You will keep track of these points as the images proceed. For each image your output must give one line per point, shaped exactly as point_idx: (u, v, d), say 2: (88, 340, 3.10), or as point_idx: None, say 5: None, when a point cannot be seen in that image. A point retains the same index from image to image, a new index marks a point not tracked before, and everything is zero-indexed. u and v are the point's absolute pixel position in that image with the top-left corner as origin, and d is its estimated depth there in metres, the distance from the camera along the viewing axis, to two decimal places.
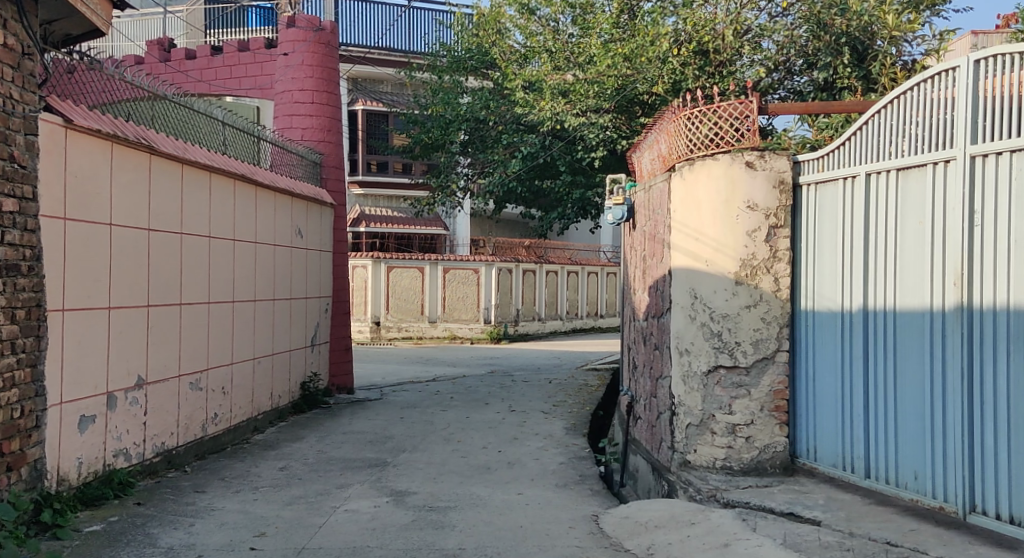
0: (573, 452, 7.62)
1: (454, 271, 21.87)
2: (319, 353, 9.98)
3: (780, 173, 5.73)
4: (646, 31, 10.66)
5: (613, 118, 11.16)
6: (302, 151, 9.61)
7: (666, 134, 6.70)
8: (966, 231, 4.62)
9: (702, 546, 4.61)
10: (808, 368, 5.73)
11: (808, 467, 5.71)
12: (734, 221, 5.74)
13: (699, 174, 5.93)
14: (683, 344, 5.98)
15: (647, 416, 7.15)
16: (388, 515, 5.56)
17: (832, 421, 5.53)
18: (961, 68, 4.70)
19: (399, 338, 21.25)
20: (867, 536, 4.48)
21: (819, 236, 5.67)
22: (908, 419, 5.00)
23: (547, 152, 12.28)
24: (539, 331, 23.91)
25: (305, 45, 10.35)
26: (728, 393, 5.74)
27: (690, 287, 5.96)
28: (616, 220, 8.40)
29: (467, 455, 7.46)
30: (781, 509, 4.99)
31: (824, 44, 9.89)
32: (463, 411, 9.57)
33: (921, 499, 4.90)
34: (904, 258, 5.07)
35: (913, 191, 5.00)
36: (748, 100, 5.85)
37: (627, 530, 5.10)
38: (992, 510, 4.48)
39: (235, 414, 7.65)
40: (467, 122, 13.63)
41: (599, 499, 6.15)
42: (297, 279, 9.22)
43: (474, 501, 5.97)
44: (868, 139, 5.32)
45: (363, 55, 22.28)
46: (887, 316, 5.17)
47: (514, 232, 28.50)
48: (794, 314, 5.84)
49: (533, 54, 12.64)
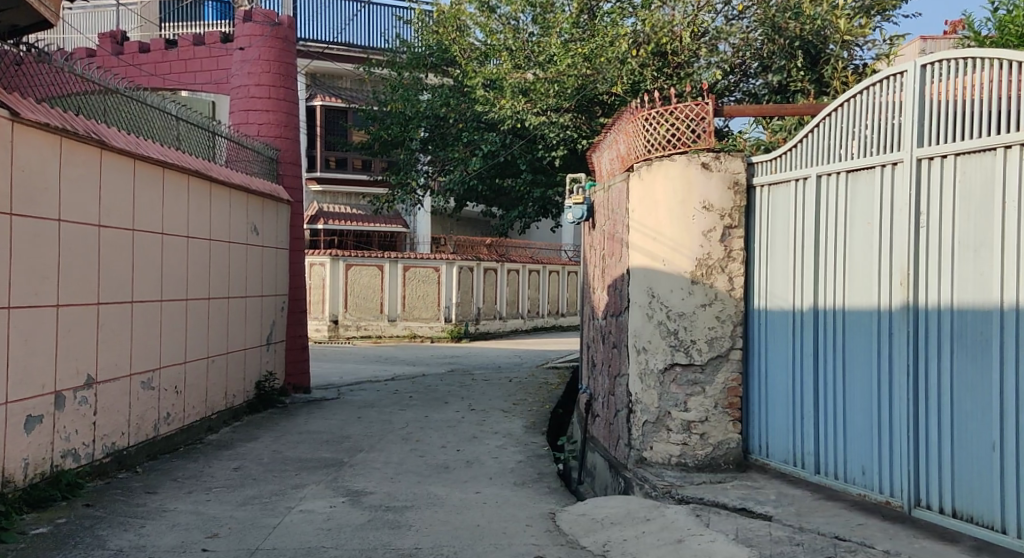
0: (531, 451, 7.65)
1: (414, 269, 21.81)
2: (275, 352, 9.89)
3: (735, 174, 5.83)
4: (606, 32, 10.76)
5: (572, 118, 11.22)
6: (258, 147, 9.51)
7: (624, 135, 6.76)
8: (912, 233, 4.70)
9: (657, 542, 4.64)
10: (762, 366, 5.84)
11: (761, 463, 5.82)
12: (689, 221, 5.82)
13: (657, 175, 5.98)
14: (640, 342, 6.02)
15: (604, 414, 7.22)
16: (343, 515, 5.53)
17: (783, 418, 5.63)
18: (909, 73, 4.78)
19: (357, 337, 21.09)
20: (816, 530, 4.56)
21: (772, 237, 5.77)
22: (857, 415, 5.10)
23: (507, 150, 12.27)
24: (501, 331, 23.90)
25: (262, 40, 10.22)
26: (683, 390, 5.82)
27: (648, 286, 5.99)
28: (576, 220, 8.48)
29: (425, 454, 7.45)
30: (734, 505, 5.06)
31: (778, 48, 10.09)
32: (422, 411, 9.52)
33: (869, 494, 5.00)
34: (854, 257, 5.17)
35: (862, 192, 5.10)
36: (705, 102, 5.89)
37: (582, 527, 5.12)
38: (936, 504, 4.57)
39: (188, 414, 7.53)
40: (427, 120, 13.66)
41: (555, 497, 6.18)
42: (252, 276, 9.12)
43: (431, 501, 5.96)
44: (819, 141, 5.42)
45: (322, 51, 21.99)
46: (837, 315, 5.26)
47: (475, 231, 28.56)
48: (746, 313, 5.95)
49: (493, 53, 12.66)
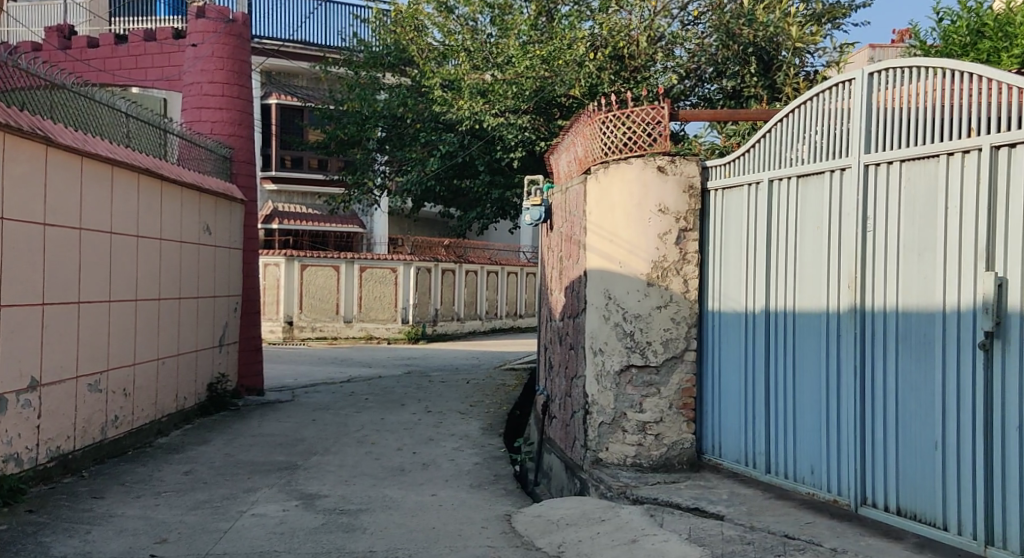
0: (487, 452, 7.65)
1: (371, 270, 21.67)
2: (228, 354, 9.76)
3: (689, 178, 5.90)
4: (564, 35, 10.79)
5: (531, 119, 11.22)
6: (211, 145, 9.38)
7: (582, 137, 6.79)
8: (860, 236, 4.79)
9: (611, 543, 4.67)
10: (715, 367, 5.91)
11: (714, 463, 5.89)
12: (645, 223, 5.86)
13: (614, 177, 6.03)
14: (597, 343, 6.07)
15: (561, 415, 7.24)
16: (296, 519, 5.47)
17: (735, 419, 5.71)
18: (857, 80, 4.87)
19: (313, 338, 20.94)
20: (766, 529, 4.61)
21: (726, 240, 5.85)
22: (807, 416, 5.19)
23: (465, 151, 12.27)
24: (458, 332, 23.86)
25: (215, 37, 10.10)
26: (639, 391, 5.86)
27: (604, 287, 6.04)
28: (533, 221, 8.50)
29: (380, 457, 7.40)
30: (687, 505, 5.11)
31: (732, 53, 10.28)
32: (378, 413, 9.47)
33: (817, 493, 5.09)
34: (804, 260, 5.26)
35: (811, 197, 5.18)
36: (660, 106, 5.90)
37: (538, 529, 5.12)
38: (882, 502, 4.66)
39: (136, 417, 7.40)
40: (384, 119, 13.60)
41: (510, 499, 6.18)
42: (205, 276, 8.98)
43: (386, 504, 5.93)
44: (771, 146, 5.51)
45: (277, 48, 21.81)
46: (787, 317, 5.35)
47: (434, 231, 28.50)
48: (701, 315, 6.02)
49: (451, 53, 12.64)
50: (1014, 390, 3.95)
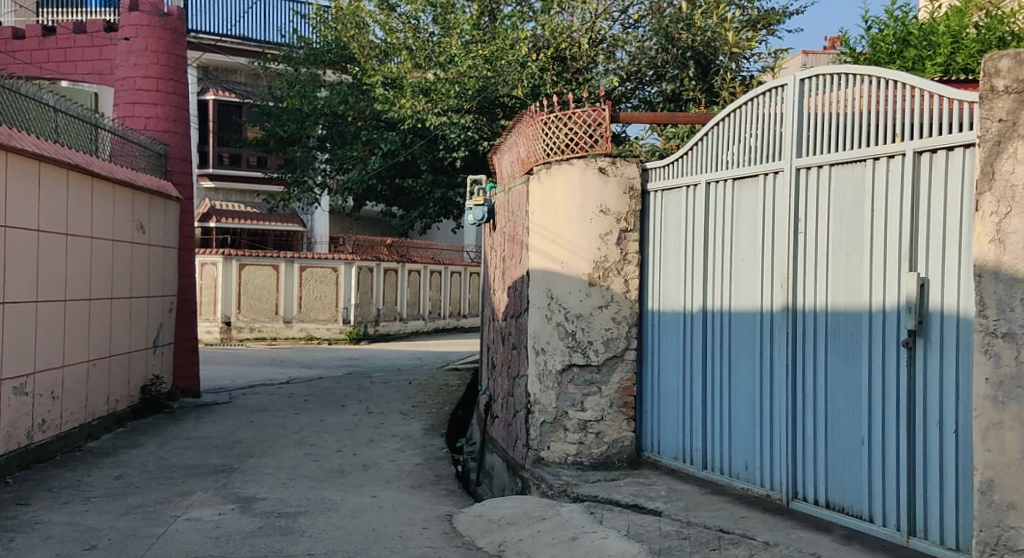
0: (429, 453, 7.62)
1: (311, 269, 21.41)
2: (162, 355, 9.55)
3: (630, 179, 5.96)
4: (506, 35, 10.80)
5: (474, 119, 11.15)
6: (145, 142, 9.17)
7: (524, 137, 6.82)
8: (791, 237, 4.90)
9: (551, 541, 4.69)
10: (655, 366, 5.99)
11: (653, 460, 5.97)
12: (586, 224, 5.91)
13: (556, 178, 6.08)
14: (539, 343, 6.11)
15: (503, 415, 7.27)
16: (232, 523, 5.38)
17: (673, 416, 5.79)
18: (789, 87, 4.98)
19: (251, 338, 20.59)
20: (702, 524, 4.69)
21: (665, 241, 5.93)
22: (741, 412, 5.29)
23: (407, 150, 12.21)
24: (400, 332, 23.70)
25: (149, 30, 9.85)
26: (580, 391, 5.91)
27: (547, 287, 6.08)
28: (477, 221, 8.51)
29: (319, 459, 7.32)
30: (626, 502, 5.16)
31: (671, 57, 10.43)
32: (318, 414, 9.36)
33: (751, 488, 5.19)
34: (739, 261, 5.36)
35: (746, 199, 5.29)
36: (600, 107, 5.94)
37: (479, 529, 5.12)
38: (812, 496, 4.78)
39: (65, 421, 7.18)
40: (325, 117, 13.44)
41: (451, 499, 6.18)
42: (138, 275, 8.77)
43: (325, 506, 5.87)
44: (709, 149, 5.60)
45: (214, 43, 21.41)
46: (723, 316, 5.45)
47: (376, 230, 28.35)
48: (641, 314, 6.09)
49: (393, 51, 12.55)
50: (934, 387, 4.08)
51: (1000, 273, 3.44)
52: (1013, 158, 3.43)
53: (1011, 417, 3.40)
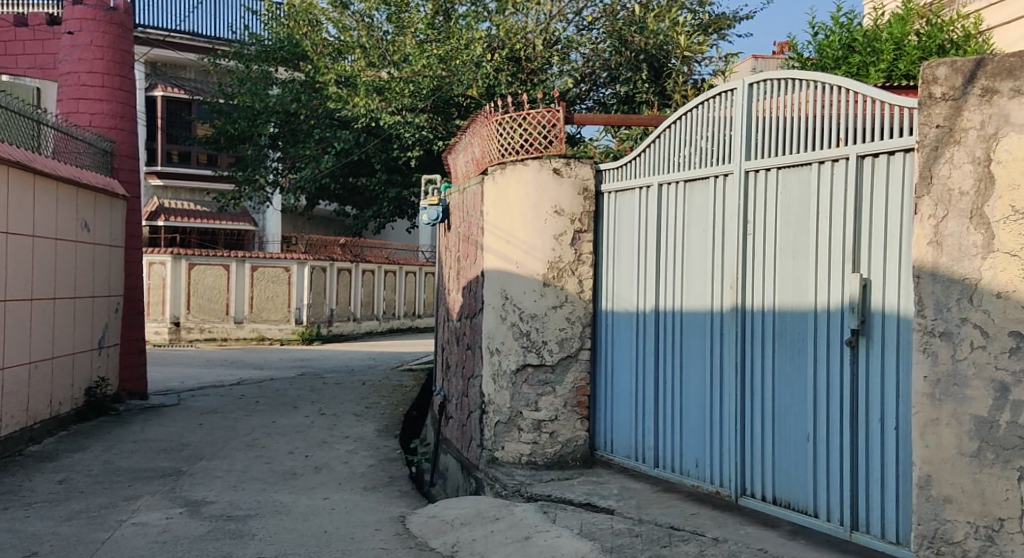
0: (382, 454, 7.58)
1: (263, 270, 21.19)
2: (109, 356, 9.36)
3: (584, 180, 6.00)
4: (461, 35, 10.80)
5: (428, 118, 11.12)
6: (90, 138, 8.98)
7: (478, 138, 6.82)
8: (741, 239, 4.97)
9: (504, 540, 4.70)
10: (608, 365, 6.04)
11: (605, 459, 6.01)
12: (541, 224, 5.93)
13: (510, 179, 6.10)
14: (494, 343, 6.13)
15: (457, 415, 7.27)
16: (180, 527, 5.29)
17: (626, 415, 5.84)
18: (738, 91, 5.04)
19: (201, 339, 20.25)
20: (654, 522, 4.74)
21: (618, 242, 5.98)
22: (692, 410, 5.36)
23: (361, 149, 12.15)
24: (354, 332, 23.51)
25: (94, 24, 9.65)
26: (535, 391, 5.94)
27: (501, 288, 6.10)
28: (431, 220, 8.48)
29: (271, 461, 7.23)
30: (579, 500, 5.19)
31: (625, 60, 10.52)
32: (269, 416, 9.25)
33: (701, 485, 5.26)
34: (690, 261, 5.42)
35: (697, 200, 5.36)
36: (554, 108, 5.98)
37: (432, 529, 5.10)
38: (759, 492, 4.85)
39: (5, 425, 7.00)
40: (276, 115, 13.33)
41: (405, 500, 6.15)
42: (82, 275, 8.59)
43: (276, 508, 5.81)
44: (661, 151, 5.66)
45: (162, 38, 21.13)
46: (674, 316, 5.51)
47: (329, 230, 28.14)
48: (595, 314, 6.13)
49: (346, 49, 12.44)
50: (876, 385, 4.17)
51: (937, 274, 3.51)
52: (950, 163, 3.49)
53: (947, 414, 3.48)
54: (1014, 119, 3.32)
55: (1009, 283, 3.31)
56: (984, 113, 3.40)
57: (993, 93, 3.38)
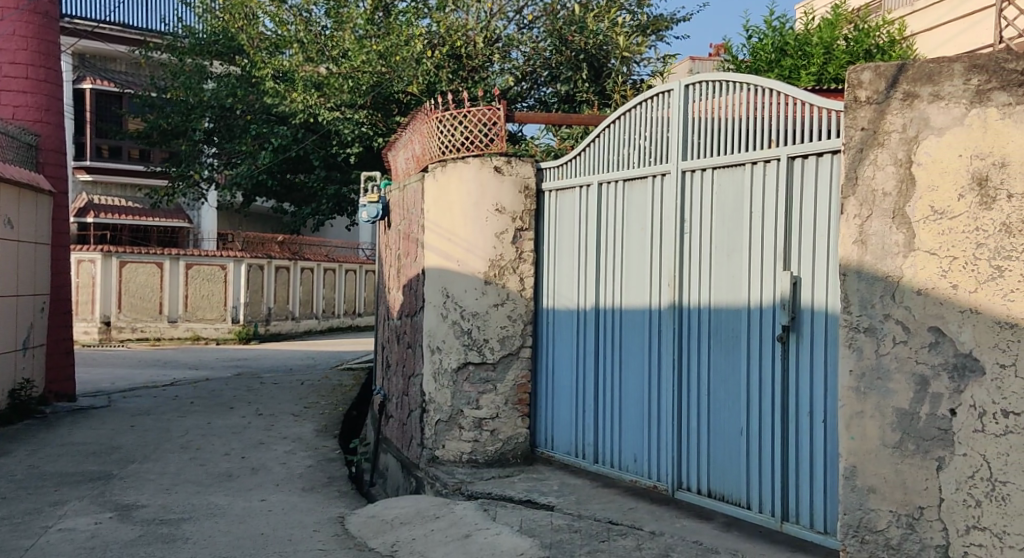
0: (321, 454, 7.50)
1: (198, 267, 20.75)
2: (34, 357, 9.08)
3: (525, 179, 6.03)
4: (401, 31, 10.71)
5: (368, 115, 11.06)
6: (12, 132, 8.70)
7: (419, 134, 6.79)
8: (678, 237, 5.04)
9: (444, 538, 4.69)
10: (549, 362, 6.07)
11: (546, 455, 6.05)
12: (482, 223, 5.94)
13: (451, 177, 6.07)
14: (435, 342, 6.09)
15: (397, 415, 7.24)
16: (109, 531, 5.15)
17: (567, 412, 5.88)
18: (675, 92, 5.10)
19: (133, 339, 19.77)
20: (593, 517, 4.77)
21: (559, 241, 6.01)
22: (631, 406, 5.41)
23: (299, 145, 11.99)
24: (294, 331, 23.19)
25: (16, 14, 9.20)
26: (476, 389, 5.94)
27: (442, 286, 6.07)
28: (371, 218, 8.40)
29: (206, 463, 7.09)
30: (520, 497, 5.21)
31: (565, 59, 10.58)
32: (205, 417, 9.07)
33: (639, 480, 5.32)
34: (629, 259, 5.47)
35: (636, 199, 5.41)
36: (495, 106, 5.97)
37: (371, 529, 5.06)
38: (695, 486, 4.93)
39: None
40: (212, 110, 13.16)
41: (344, 500, 6.09)
42: (5, 273, 8.31)
43: (211, 511, 5.70)
44: (601, 151, 5.71)
45: (91, 30, 20.57)
46: (614, 314, 5.56)
47: (267, 227, 27.72)
48: (536, 312, 6.16)
49: (284, 44, 12.23)
50: (806, 380, 4.28)
51: (862, 272, 3.60)
52: (874, 165, 3.58)
53: (871, 406, 3.57)
54: (933, 123, 3.43)
55: (928, 280, 3.42)
56: (906, 116, 3.49)
57: (913, 97, 3.47)
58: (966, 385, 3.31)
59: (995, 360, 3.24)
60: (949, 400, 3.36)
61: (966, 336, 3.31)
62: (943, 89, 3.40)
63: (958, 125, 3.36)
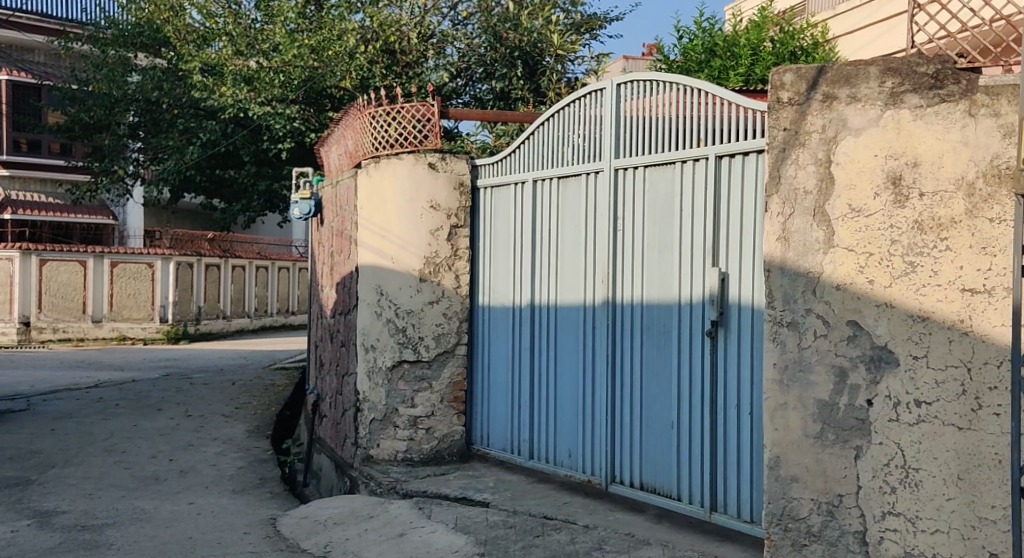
0: (253, 455, 7.38)
1: (124, 266, 20.23)
2: None
3: (460, 175, 6.03)
4: (333, 25, 10.59)
5: (300, 110, 10.95)
6: None
7: (351, 131, 6.74)
8: (612, 234, 5.11)
9: (378, 538, 4.67)
10: (485, 360, 6.08)
11: (482, 452, 6.07)
12: (416, 220, 5.93)
13: (385, 174, 6.05)
14: (368, 340, 6.08)
15: (330, 414, 7.18)
16: (27, 539, 4.99)
17: (502, 409, 5.91)
18: (607, 91, 5.16)
19: (54, 340, 19.11)
20: (527, 512, 4.80)
21: (494, 238, 6.03)
22: (566, 402, 5.46)
23: (228, 140, 11.78)
24: (225, 330, 22.73)
25: None
26: (411, 387, 5.93)
27: (376, 283, 6.05)
28: (303, 215, 8.27)
29: (131, 466, 6.92)
30: (455, 495, 5.21)
31: (500, 56, 10.59)
32: (130, 419, 8.85)
33: (574, 475, 5.37)
34: (564, 256, 5.52)
35: (570, 197, 5.47)
36: (429, 103, 5.97)
37: (304, 530, 5.01)
38: (628, 479, 5.00)
39: None
40: (136, 103, 12.90)
41: (276, 502, 6.01)
42: None
43: (137, 515, 5.56)
44: (536, 148, 5.75)
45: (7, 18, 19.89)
46: (549, 310, 5.61)
47: (196, 224, 27.10)
48: (471, 309, 6.17)
49: (212, 36, 11.96)
50: (733, 373, 4.38)
51: (785, 269, 3.70)
52: (796, 164, 3.68)
53: (794, 398, 3.68)
54: (851, 124, 3.54)
55: (847, 276, 3.53)
56: (825, 117, 3.60)
57: (833, 99, 3.58)
58: (881, 376, 3.45)
59: (909, 352, 3.37)
60: (866, 391, 3.48)
61: (882, 329, 3.44)
62: (860, 91, 3.51)
63: (874, 126, 3.48)
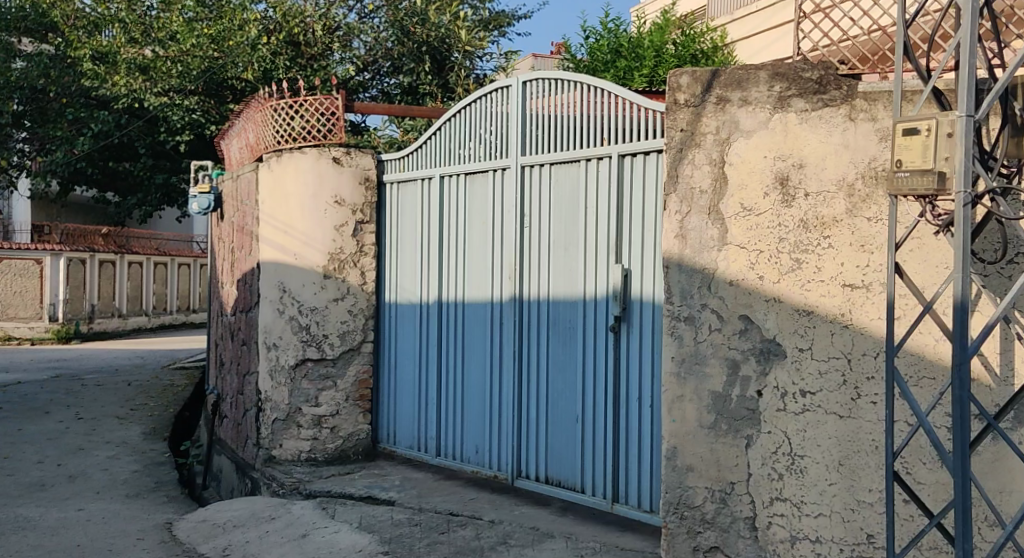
0: (148, 459, 7.14)
1: (10, 262, 19.35)
2: None
3: (365, 170, 5.98)
4: (234, 14, 10.44)
5: (199, 101, 10.71)
6: None
7: (252, 123, 6.60)
8: (518, 231, 5.16)
9: (280, 539, 4.60)
10: (392, 358, 6.04)
11: (388, 450, 6.03)
12: (321, 215, 5.85)
13: (288, 168, 5.96)
14: (271, 338, 5.98)
15: (231, 413, 7.02)
16: None
17: (409, 405, 5.89)
18: (513, 88, 5.20)
19: None
20: (433, 510, 4.80)
21: (401, 234, 6.00)
22: (473, 398, 5.49)
23: (122, 131, 11.35)
24: (121, 329, 21.85)
25: None
26: (315, 386, 5.86)
27: (279, 281, 5.96)
28: (202, 209, 8.05)
29: (15, 473, 6.60)
30: (360, 494, 5.17)
31: (407, 51, 10.45)
32: (15, 423, 8.43)
33: (481, 470, 5.41)
34: (470, 252, 5.54)
35: (477, 193, 5.49)
36: (333, 96, 5.90)
37: (202, 533, 4.88)
38: (534, 473, 5.06)
39: None
40: (22, 91, 12.17)
41: (173, 506, 5.84)
42: None
43: (20, 524, 5.32)
44: (443, 143, 5.74)
45: None
46: (456, 306, 5.62)
47: (88, 217, 26.11)
48: (378, 306, 6.12)
49: (103, 22, 11.48)
50: (634, 368, 4.49)
51: (683, 266, 3.82)
52: (691, 164, 3.80)
53: (690, 391, 3.79)
54: (742, 126, 3.68)
55: (739, 272, 3.67)
56: (719, 119, 3.73)
57: (726, 101, 3.71)
58: (770, 368, 3.60)
59: (795, 344, 3.53)
60: (756, 382, 3.63)
61: (771, 323, 3.59)
62: (751, 94, 3.65)
63: (764, 129, 3.63)
